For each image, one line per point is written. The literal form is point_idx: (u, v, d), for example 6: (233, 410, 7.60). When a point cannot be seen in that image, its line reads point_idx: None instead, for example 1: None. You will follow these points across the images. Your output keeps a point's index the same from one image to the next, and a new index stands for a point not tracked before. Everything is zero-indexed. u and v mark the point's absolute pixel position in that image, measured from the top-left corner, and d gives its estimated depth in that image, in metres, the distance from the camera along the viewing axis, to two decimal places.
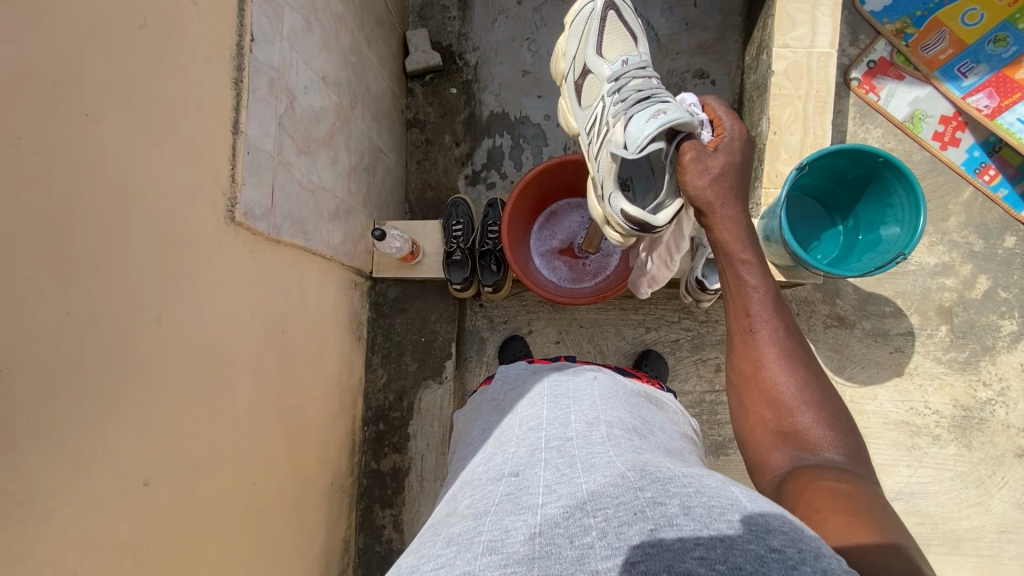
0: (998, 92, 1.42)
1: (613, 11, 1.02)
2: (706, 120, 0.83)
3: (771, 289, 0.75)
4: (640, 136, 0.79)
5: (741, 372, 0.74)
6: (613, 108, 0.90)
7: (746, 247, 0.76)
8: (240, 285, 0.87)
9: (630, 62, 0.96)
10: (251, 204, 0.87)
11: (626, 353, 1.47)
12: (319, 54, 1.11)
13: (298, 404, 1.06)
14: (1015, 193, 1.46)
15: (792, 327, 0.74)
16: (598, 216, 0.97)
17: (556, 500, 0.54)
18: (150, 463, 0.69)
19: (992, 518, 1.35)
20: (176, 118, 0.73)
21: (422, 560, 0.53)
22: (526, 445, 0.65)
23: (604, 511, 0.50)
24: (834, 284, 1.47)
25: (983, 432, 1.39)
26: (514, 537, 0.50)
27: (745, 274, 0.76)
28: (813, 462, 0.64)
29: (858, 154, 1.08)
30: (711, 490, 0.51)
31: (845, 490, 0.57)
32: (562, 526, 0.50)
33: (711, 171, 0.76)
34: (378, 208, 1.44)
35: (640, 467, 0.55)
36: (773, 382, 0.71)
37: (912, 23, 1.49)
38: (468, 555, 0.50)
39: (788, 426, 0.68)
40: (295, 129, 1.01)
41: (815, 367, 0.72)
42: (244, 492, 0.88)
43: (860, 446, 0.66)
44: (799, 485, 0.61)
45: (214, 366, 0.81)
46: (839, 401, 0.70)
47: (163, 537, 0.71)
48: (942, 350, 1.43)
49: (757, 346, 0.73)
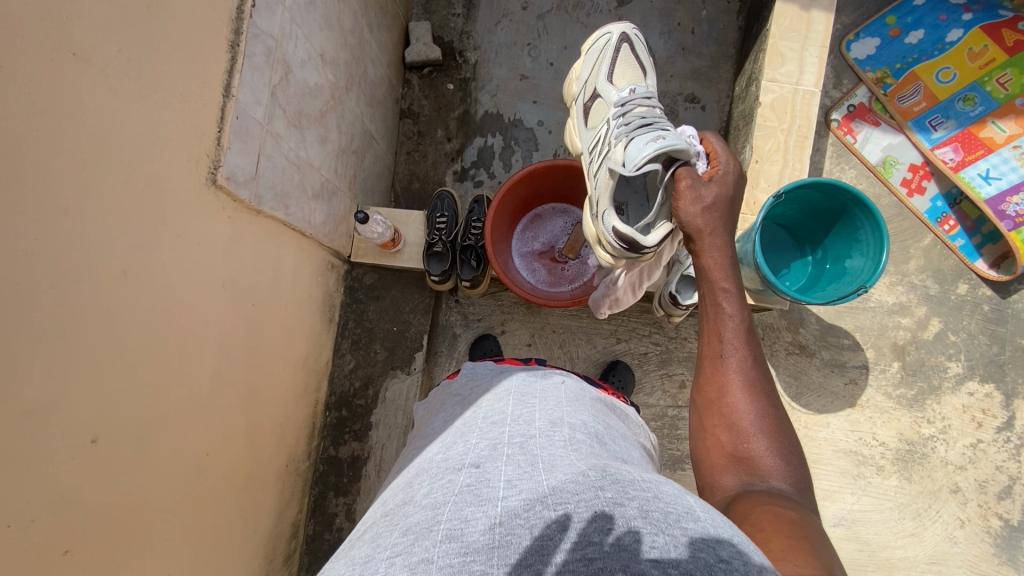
0: (963, 147, 1.52)
1: (626, 43, 1.06)
2: (704, 153, 0.85)
3: (746, 320, 0.76)
4: (640, 156, 0.82)
5: (705, 396, 0.76)
6: (617, 130, 0.92)
7: (728, 276, 0.77)
8: (214, 251, 0.85)
9: (637, 91, 0.99)
10: (234, 169, 0.85)
11: (595, 362, 1.49)
12: (320, 31, 1.10)
13: (260, 380, 1.03)
14: (971, 244, 1.54)
15: (760, 359, 0.76)
16: (591, 235, 0.98)
17: (516, 494, 0.54)
18: (101, 419, 0.67)
19: (924, 549, 1.41)
20: (166, 72, 0.71)
21: (377, 550, 0.52)
22: (489, 438, 0.65)
23: (564, 506, 0.51)
24: (799, 313, 1.52)
25: (923, 467, 1.46)
26: (473, 527, 0.50)
27: (723, 301, 0.77)
28: (761, 488, 0.66)
29: (832, 188, 1.13)
30: (669, 496, 0.52)
31: (790, 516, 0.59)
32: (522, 517, 0.51)
33: (705, 198, 0.78)
34: (363, 193, 1.43)
35: (601, 468, 0.56)
36: (734, 409, 0.73)
37: (891, 74, 1.58)
38: (426, 543, 0.50)
39: (743, 451, 0.71)
40: (288, 102, 1.00)
41: (775, 399, 0.74)
42: (196, 463, 0.86)
43: (806, 479, 0.69)
44: (747, 507, 0.63)
45: (178, 330, 0.79)
46: (792, 433, 0.73)
47: (106, 499, 0.69)
48: (892, 386, 1.50)
49: (725, 372, 0.75)
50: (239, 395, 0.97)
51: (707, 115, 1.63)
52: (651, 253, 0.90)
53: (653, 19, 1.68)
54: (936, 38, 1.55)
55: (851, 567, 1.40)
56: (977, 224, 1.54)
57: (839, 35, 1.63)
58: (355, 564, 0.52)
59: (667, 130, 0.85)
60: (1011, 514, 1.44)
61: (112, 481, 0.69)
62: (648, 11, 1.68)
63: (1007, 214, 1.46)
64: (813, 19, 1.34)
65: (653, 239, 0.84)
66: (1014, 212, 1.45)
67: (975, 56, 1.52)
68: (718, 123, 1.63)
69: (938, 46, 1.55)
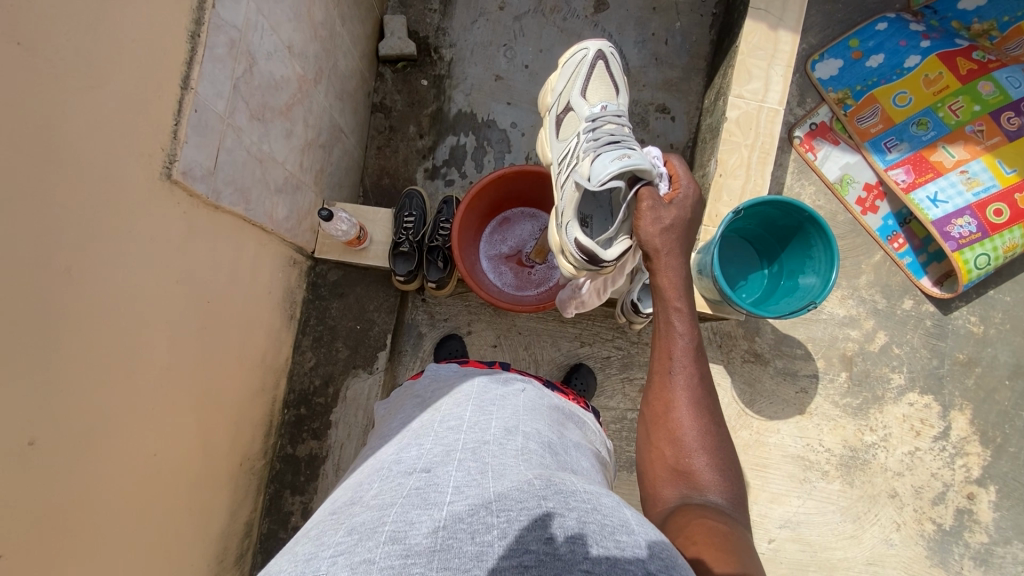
0: (914, 169, 1.57)
1: (601, 61, 1.06)
2: (666, 175, 0.89)
3: (695, 339, 0.80)
4: (604, 172, 0.85)
5: (653, 409, 0.79)
6: (585, 145, 0.95)
7: (681, 296, 0.80)
8: (167, 247, 0.82)
9: (608, 109, 1.00)
10: (191, 163, 0.83)
11: (559, 364, 1.51)
12: (288, 22, 1.07)
13: (215, 379, 1.01)
14: (917, 262, 1.61)
15: (706, 377, 0.79)
16: (554, 245, 0.99)
17: (463, 498, 0.55)
18: (39, 420, 0.64)
19: (862, 550, 1.49)
20: (117, 63, 0.69)
21: (321, 548, 0.52)
22: (443, 444, 0.66)
23: (507, 513, 0.52)
24: (755, 322, 1.58)
25: (864, 472, 1.54)
26: (418, 530, 0.51)
27: (675, 319, 0.80)
28: (698, 502, 0.69)
29: (788, 206, 1.18)
30: (607, 509, 0.54)
31: (722, 530, 0.62)
32: (466, 521, 0.52)
33: (664, 219, 0.82)
34: (329, 188, 1.41)
35: (547, 478, 0.58)
36: (679, 424, 0.76)
37: (851, 95, 1.64)
38: (369, 543, 0.50)
39: (684, 464, 0.74)
40: (251, 95, 0.97)
41: (718, 417, 0.78)
42: (143, 464, 0.84)
43: (742, 494, 0.72)
44: (684, 519, 0.66)
45: (127, 328, 0.76)
46: (732, 450, 0.76)
47: (43, 503, 0.66)
48: (840, 395, 1.57)
49: (671, 388, 0.78)
50: (191, 393, 0.94)
51: (677, 126, 1.67)
52: (612, 267, 0.92)
53: (628, 27, 1.70)
54: (895, 63, 1.61)
55: (794, 567, 1.47)
56: (924, 244, 1.61)
57: (805, 54, 1.69)
58: (297, 561, 0.52)
59: (633, 150, 0.88)
60: (944, 518, 1.53)
61: (52, 484, 0.67)
62: (623, 20, 1.70)
63: (951, 236, 1.51)
64: (779, 39, 1.38)
65: (614, 253, 0.86)
66: (958, 233, 1.51)
67: (930, 82, 1.57)
68: (686, 135, 1.66)
69: (896, 70, 1.61)
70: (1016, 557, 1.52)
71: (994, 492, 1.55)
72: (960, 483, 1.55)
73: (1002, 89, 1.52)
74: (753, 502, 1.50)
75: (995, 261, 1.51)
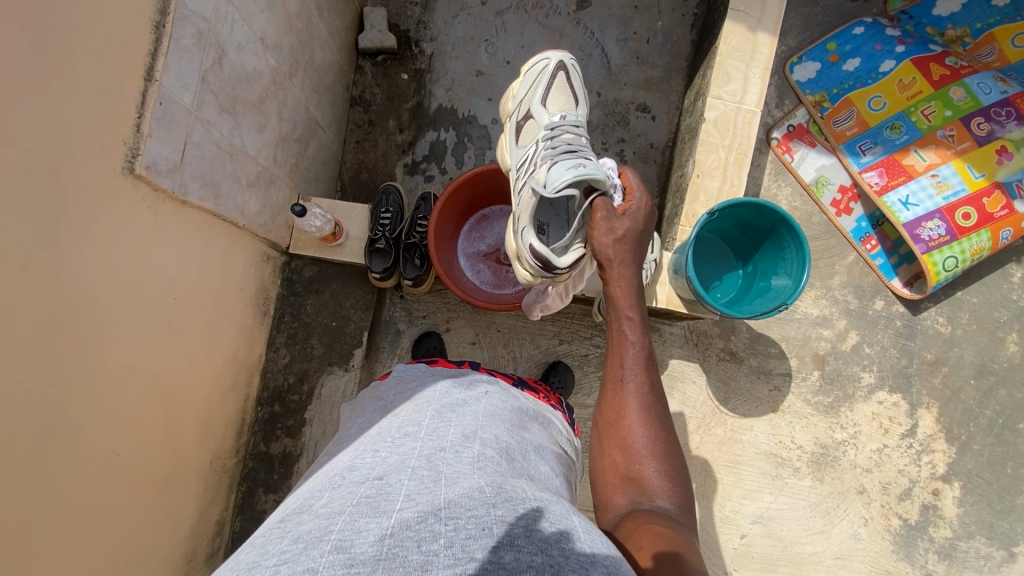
0: (887, 172, 1.59)
1: (562, 72, 1.07)
2: (620, 186, 0.91)
3: (646, 347, 0.82)
4: (559, 180, 0.86)
5: (605, 417, 0.80)
6: (542, 152, 0.95)
7: (632, 305, 0.82)
8: (131, 243, 0.80)
9: (567, 119, 1.01)
10: (155, 158, 0.81)
11: (537, 362, 1.51)
12: (260, 14, 1.05)
13: (183, 376, 0.99)
14: (889, 264, 1.65)
15: (656, 385, 0.81)
16: (512, 251, 1.00)
17: (413, 506, 0.55)
18: None
19: (831, 545, 1.52)
20: (74, 53, 0.67)
21: (264, 557, 0.51)
22: (398, 451, 0.66)
23: (455, 521, 0.53)
24: (731, 321, 1.60)
25: (834, 468, 1.57)
26: (364, 538, 0.51)
27: (627, 329, 0.82)
28: (646, 508, 0.71)
29: (761, 208, 1.20)
30: (555, 517, 0.56)
31: (669, 535, 0.64)
32: (413, 529, 0.52)
33: (616, 230, 0.83)
34: (306, 183, 1.39)
35: (498, 485, 0.58)
36: (629, 431, 0.77)
37: (828, 98, 1.66)
38: (314, 552, 0.50)
39: (634, 471, 0.75)
40: (221, 88, 0.95)
41: (667, 424, 0.79)
42: (106, 464, 0.82)
43: (688, 499, 0.74)
44: (632, 525, 0.68)
45: (89, 325, 0.75)
46: (680, 455, 0.78)
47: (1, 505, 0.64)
48: (812, 393, 1.60)
49: (623, 396, 0.79)
50: (157, 392, 0.92)
51: (657, 126, 1.67)
52: (566, 274, 0.94)
53: (610, 26, 1.70)
54: (871, 67, 1.64)
55: (765, 562, 1.50)
56: (895, 246, 1.64)
57: (784, 56, 1.71)
58: (239, 570, 0.51)
59: (589, 159, 0.89)
60: (910, 513, 1.57)
61: (10, 486, 0.65)
62: (606, 17, 1.70)
63: (921, 238, 1.54)
64: (758, 41, 1.39)
65: (566, 259, 0.89)
66: (928, 236, 1.53)
67: (904, 87, 1.59)
68: (666, 134, 1.67)
69: (872, 75, 1.63)
70: (978, 551, 1.57)
71: (959, 488, 1.59)
72: (926, 479, 1.59)
73: (972, 95, 1.56)
74: (726, 499, 1.52)
75: (962, 263, 1.54)
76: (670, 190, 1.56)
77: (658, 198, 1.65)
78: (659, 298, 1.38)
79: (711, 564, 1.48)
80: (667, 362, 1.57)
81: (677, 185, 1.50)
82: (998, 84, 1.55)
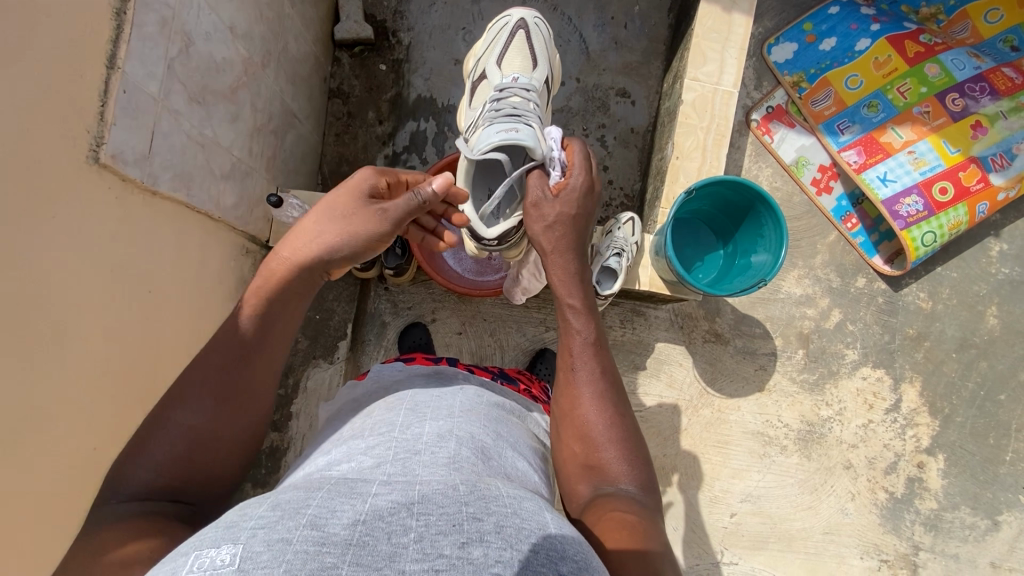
0: (865, 150, 1.60)
1: (522, 30, 1.15)
2: (562, 161, 0.92)
3: (593, 334, 0.82)
4: (489, 142, 0.92)
5: (560, 407, 0.80)
6: (486, 113, 1.01)
7: (573, 292, 0.84)
8: (100, 234, 0.80)
9: (519, 80, 1.07)
10: (121, 147, 0.80)
11: (524, 350, 1.51)
12: (229, 2, 1.04)
13: (162, 370, 0.98)
14: (870, 242, 1.66)
15: (608, 369, 0.81)
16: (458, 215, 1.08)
17: (387, 494, 0.54)
18: None
19: (819, 520, 1.54)
20: (30, 38, 0.65)
21: (243, 518, 0.51)
22: (373, 451, 0.65)
23: (427, 517, 0.51)
24: (715, 303, 1.61)
25: (820, 445, 1.59)
26: (338, 519, 0.50)
27: (571, 317, 0.83)
28: (610, 493, 0.72)
29: (739, 186, 1.22)
30: (527, 513, 0.55)
31: (632, 522, 0.66)
32: (385, 520, 0.51)
33: (545, 218, 0.87)
34: (284, 175, 1.38)
35: (472, 484, 0.58)
36: (585, 420, 0.77)
37: (806, 79, 1.67)
38: (288, 523, 0.49)
39: (594, 459, 0.75)
40: (189, 77, 0.94)
41: (623, 407, 0.79)
42: (84, 459, 0.81)
43: (651, 478, 0.76)
44: (598, 515, 0.69)
45: (59, 317, 0.74)
46: (639, 435, 0.78)
47: None
48: (797, 371, 1.61)
49: (576, 385, 0.79)
50: (134, 386, 0.92)
51: (637, 110, 1.67)
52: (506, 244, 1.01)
53: (588, 11, 1.69)
54: (847, 46, 1.65)
55: (755, 539, 1.51)
56: (876, 223, 1.66)
57: (761, 38, 1.71)
58: (219, 529, 0.51)
59: (527, 125, 0.95)
60: (895, 487, 1.59)
61: None
62: (583, 3, 1.69)
63: (900, 214, 1.55)
64: (733, 22, 1.39)
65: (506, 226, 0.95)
66: (906, 212, 1.55)
67: (880, 65, 1.61)
68: (647, 119, 1.67)
69: (848, 54, 1.64)
70: (963, 521, 1.60)
71: (943, 460, 1.62)
72: (911, 453, 1.61)
73: (947, 71, 1.57)
74: (715, 479, 1.54)
75: (941, 238, 1.56)
76: (652, 173, 1.56)
77: (640, 182, 1.65)
78: (642, 280, 1.38)
79: (702, 543, 1.49)
80: (653, 345, 1.58)
81: (658, 168, 1.50)
82: (972, 60, 1.57)
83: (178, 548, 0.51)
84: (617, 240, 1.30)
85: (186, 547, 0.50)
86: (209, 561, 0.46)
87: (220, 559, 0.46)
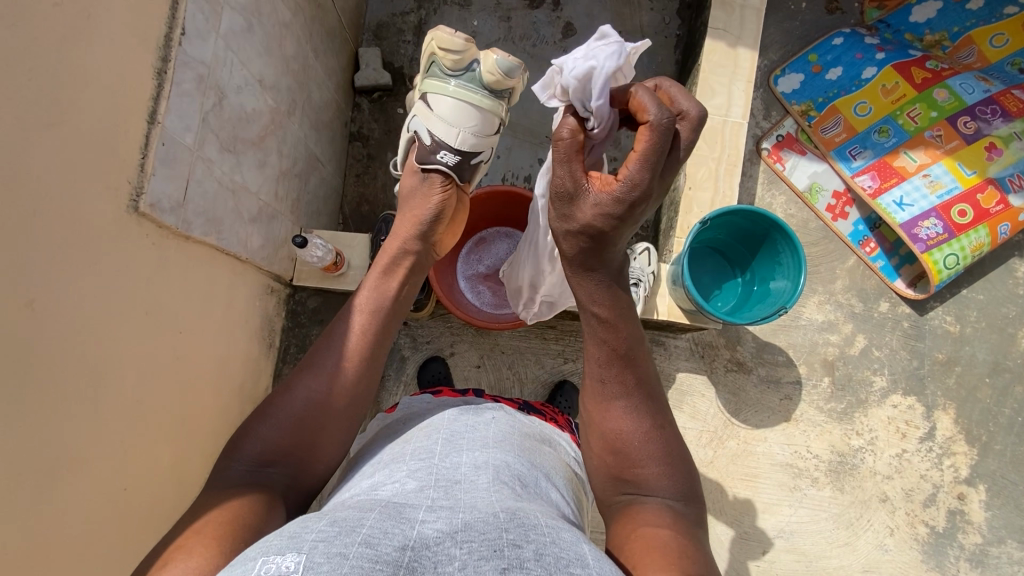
0: (879, 175, 1.61)
1: None
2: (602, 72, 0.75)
3: (628, 343, 0.76)
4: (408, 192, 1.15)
5: (590, 415, 0.79)
6: None
7: (599, 303, 0.75)
8: (136, 277, 0.83)
9: None
10: (159, 196, 0.85)
11: (544, 382, 1.50)
12: (259, 57, 1.10)
13: (191, 409, 1.00)
14: (890, 265, 1.64)
15: (644, 379, 0.78)
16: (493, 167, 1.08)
17: (433, 520, 0.54)
18: (18, 450, 0.65)
19: (858, 558, 1.47)
20: (79, 99, 0.71)
21: (304, 529, 0.51)
22: (415, 476, 0.65)
23: (470, 543, 0.50)
24: (736, 331, 1.59)
25: (853, 477, 1.53)
26: (389, 540, 0.50)
27: (602, 331, 0.76)
28: (643, 503, 0.73)
29: (754, 215, 1.23)
30: (566, 543, 0.53)
31: (665, 537, 0.67)
32: (432, 546, 0.50)
33: (577, 222, 0.70)
34: (307, 216, 1.42)
35: (512, 511, 0.57)
36: (619, 432, 0.76)
37: (814, 107, 1.69)
38: (344, 540, 0.49)
39: (630, 473, 0.75)
40: (222, 128, 1.00)
41: (664, 418, 0.77)
42: (119, 499, 0.82)
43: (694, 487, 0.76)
44: (629, 529, 0.70)
45: (99, 358, 0.76)
46: (683, 448, 0.77)
47: (24, 537, 0.66)
48: (823, 401, 1.57)
49: (607, 402, 0.77)
50: (167, 425, 0.93)
51: None
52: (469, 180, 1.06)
53: None
54: (853, 75, 1.67)
55: None
56: (895, 247, 1.65)
57: (767, 69, 1.74)
58: (282, 536, 0.51)
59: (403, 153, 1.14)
60: (937, 521, 1.52)
61: (31, 515, 0.67)
62: None
63: (920, 237, 1.54)
64: (739, 57, 1.43)
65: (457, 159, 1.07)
66: (926, 235, 1.54)
67: (887, 92, 1.63)
68: None
69: (855, 82, 1.66)
70: (1010, 556, 1.51)
71: (984, 491, 1.55)
72: (950, 484, 1.55)
73: (956, 95, 1.58)
74: (745, 514, 1.49)
75: (964, 260, 1.54)
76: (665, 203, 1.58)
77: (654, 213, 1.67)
78: (660, 310, 1.38)
79: None
80: (674, 376, 1.56)
81: (671, 198, 1.52)
82: (980, 83, 1.59)
83: (244, 551, 0.51)
84: (634, 271, 1.32)
85: (253, 550, 0.50)
86: (275, 568, 0.46)
87: (285, 567, 0.46)
